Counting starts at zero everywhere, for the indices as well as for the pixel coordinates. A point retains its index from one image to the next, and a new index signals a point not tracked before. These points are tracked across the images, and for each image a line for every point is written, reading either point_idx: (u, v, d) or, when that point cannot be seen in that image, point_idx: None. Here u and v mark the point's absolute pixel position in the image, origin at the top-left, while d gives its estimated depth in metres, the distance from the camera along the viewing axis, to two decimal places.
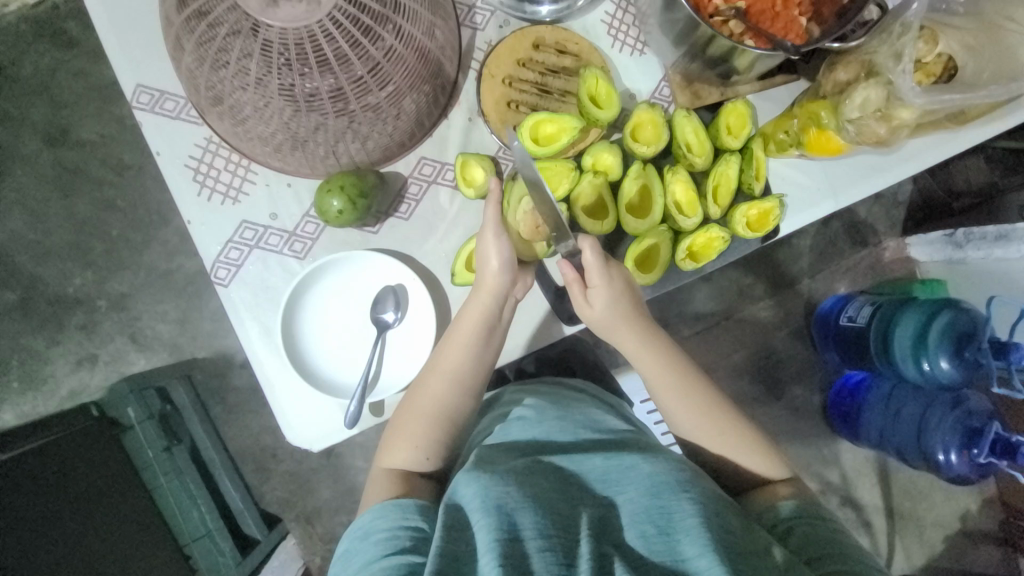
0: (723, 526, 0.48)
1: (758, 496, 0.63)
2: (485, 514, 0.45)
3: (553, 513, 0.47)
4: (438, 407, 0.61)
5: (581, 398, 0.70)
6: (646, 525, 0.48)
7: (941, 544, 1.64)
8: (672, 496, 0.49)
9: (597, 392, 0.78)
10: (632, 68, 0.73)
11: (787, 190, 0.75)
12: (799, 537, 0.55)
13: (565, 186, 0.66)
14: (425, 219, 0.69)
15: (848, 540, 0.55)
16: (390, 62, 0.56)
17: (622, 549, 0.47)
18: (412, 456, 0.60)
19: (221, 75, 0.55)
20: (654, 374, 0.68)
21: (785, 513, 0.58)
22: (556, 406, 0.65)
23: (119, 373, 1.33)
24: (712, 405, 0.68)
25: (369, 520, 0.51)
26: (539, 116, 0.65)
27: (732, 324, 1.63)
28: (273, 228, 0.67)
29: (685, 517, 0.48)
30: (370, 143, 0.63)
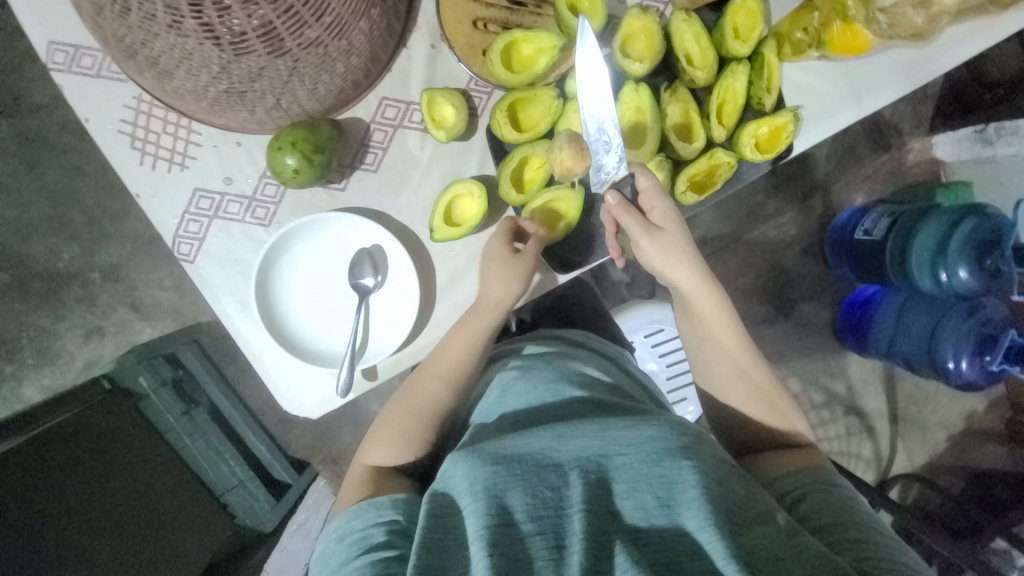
0: (724, 495, 0.47)
1: (770, 462, 0.64)
2: (475, 497, 0.46)
3: (543, 493, 0.47)
4: (431, 399, 0.61)
5: (582, 355, 0.68)
6: (642, 497, 0.47)
7: (944, 442, 1.71)
8: (672, 463, 0.48)
9: (596, 343, 0.77)
10: None
11: (803, 100, 0.66)
12: (808, 507, 0.55)
13: (548, 120, 0.59)
14: (395, 169, 0.62)
15: (860, 507, 0.54)
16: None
17: (620, 523, 0.46)
18: (391, 450, 0.60)
19: (128, 20, 0.47)
20: (706, 311, 0.70)
21: (796, 483, 0.58)
22: (552, 363, 0.63)
23: (129, 343, 1.34)
24: (750, 356, 0.70)
25: (346, 521, 0.52)
26: (515, 35, 0.55)
27: (743, 246, 1.57)
28: (230, 194, 0.62)
29: (687, 488, 0.46)
30: (321, 87, 0.56)
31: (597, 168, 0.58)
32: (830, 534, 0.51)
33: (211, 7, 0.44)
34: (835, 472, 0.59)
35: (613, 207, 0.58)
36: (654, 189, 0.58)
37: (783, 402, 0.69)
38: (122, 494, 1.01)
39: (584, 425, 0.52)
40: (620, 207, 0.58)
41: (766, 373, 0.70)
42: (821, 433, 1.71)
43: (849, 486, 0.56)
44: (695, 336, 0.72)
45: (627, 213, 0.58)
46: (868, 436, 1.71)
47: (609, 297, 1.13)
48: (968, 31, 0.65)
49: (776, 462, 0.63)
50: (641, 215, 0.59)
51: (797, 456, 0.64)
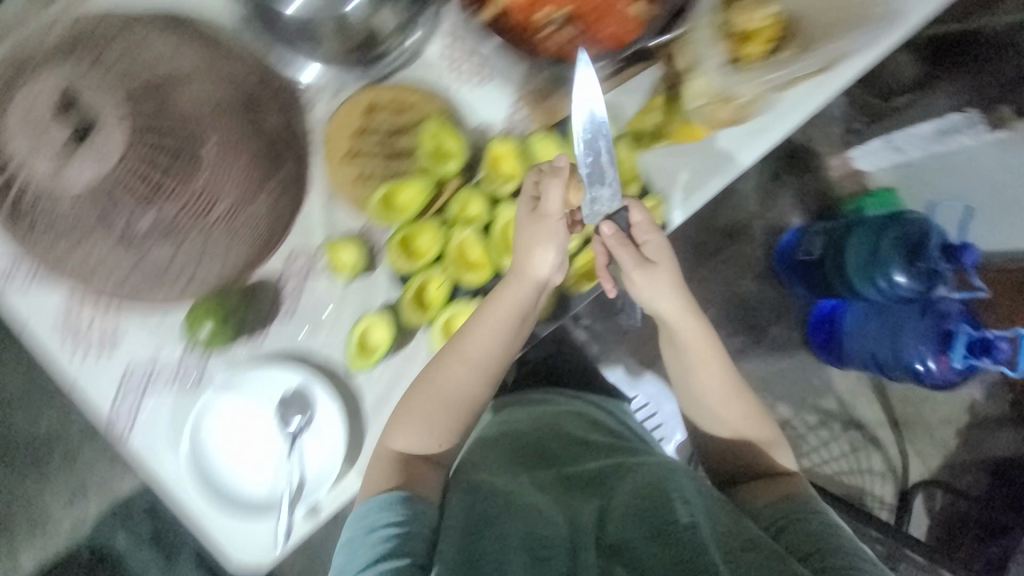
0: (708, 513, 0.61)
1: (754, 493, 0.73)
2: (508, 522, 0.58)
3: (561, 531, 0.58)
4: (464, 388, 0.65)
5: (583, 421, 0.83)
6: (641, 525, 0.58)
7: (954, 440, 1.66)
8: (666, 492, 0.63)
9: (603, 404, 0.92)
10: (479, 100, 0.69)
11: (665, 181, 0.72)
12: (790, 536, 0.64)
13: (436, 246, 0.65)
14: (310, 313, 0.67)
15: (836, 534, 0.64)
16: (211, 185, 0.57)
17: (621, 554, 0.56)
18: (415, 440, 0.64)
19: (57, 243, 0.57)
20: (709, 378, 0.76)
21: (779, 515, 0.68)
22: (563, 433, 0.79)
23: (112, 497, 1.33)
24: (728, 387, 0.76)
25: (370, 516, 0.57)
26: (390, 185, 0.63)
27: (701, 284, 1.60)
28: (160, 366, 0.66)
29: (679, 506, 0.60)
30: (229, 260, 0.61)
31: (591, 202, 0.59)
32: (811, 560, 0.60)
33: (113, 218, 0.54)
34: (819, 507, 0.68)
35: (609, 236, 0.64)
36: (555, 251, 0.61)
37: (758, 432, 0.78)
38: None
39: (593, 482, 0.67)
40: (615, 237, 0.64)
41: (747, 400, 0.77)
42: (826, 455, 1.67)
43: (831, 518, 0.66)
44: (682, 368, 0.76)
45: (620, 241, 0.63)
46: (874, 449, 1.68)
47: (569, 366, 1.15)
48: (795, 100, 0.71)
49: (761, 491, 0.73)
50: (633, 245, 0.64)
51: (776, 483, 0.73)
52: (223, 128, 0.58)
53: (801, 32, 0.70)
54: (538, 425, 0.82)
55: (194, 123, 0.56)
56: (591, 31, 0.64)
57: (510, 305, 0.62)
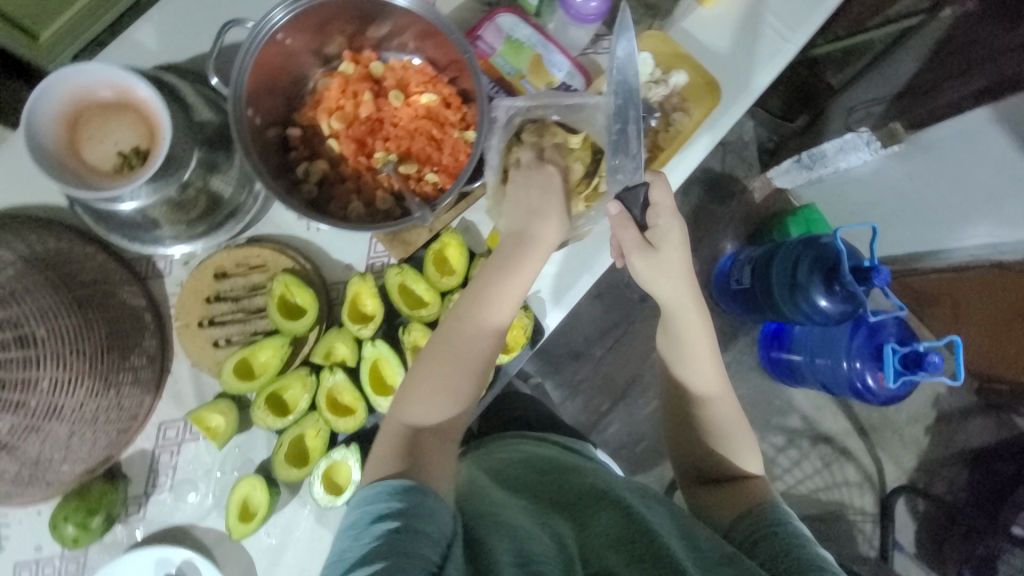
0: (684, 530, 0.59)
1: (717, 507, 0.68)
2: (503, 535, 0.52)
3: (549, 550, 0.52)
4: (482, 346, 0.59)
5: (562, 454, 0.79)
6: (625, 550, 0.55)
7: (925, 438, 1.64)
8: (648, 517, 0.59)
9: (570, 442, 0.86)
10: (336, 241, 0.70)
11: (536, 285, 0.75)
12: (765, 550, 0.58)
13: (306, 396, 0.65)
14: (188, 480, 0.66)
15: (807, 546, 0.58)
16: (37, 416, 0.52)
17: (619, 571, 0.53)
18: (433, 410, 0.58)
19: None
20: (708, 378, 0.72)
21: (748, 530, 0.62)
22: (540, 468, 0.73)
23: None
24: (721, 386, 0.73)
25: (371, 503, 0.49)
26: (247, 349, 0.63)
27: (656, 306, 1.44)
28: (43, 559, 0.65)
29: (665, 527, 0.58)
30: (83, 451, 0.60)
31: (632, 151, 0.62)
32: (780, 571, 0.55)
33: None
34: (785, 510, 0.62)
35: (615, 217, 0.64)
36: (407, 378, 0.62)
37: (741, 439, 0.72)
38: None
39: (585, 503, 0.63)
40: (617, 218, 0.64)
41: (733, 405, 0.73)
42: (802, 474, 1.64)
43: (797, 524, 0.60)
44: (673, 359, 0.73)
45: (625, 227, 0.64)
46: (848, 459, 1.64)
47: None
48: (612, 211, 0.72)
49: (726, 503, 0.67)
50: (637, 229, 0.64)
51: (745, 493, 0.68)
52: (56, 350, 0.53)
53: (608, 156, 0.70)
54: (508, 458, 0.76)
55: (19, 355, 0.50)
56: (426, 166, 0.68)
57: (527, 273, 0.61)
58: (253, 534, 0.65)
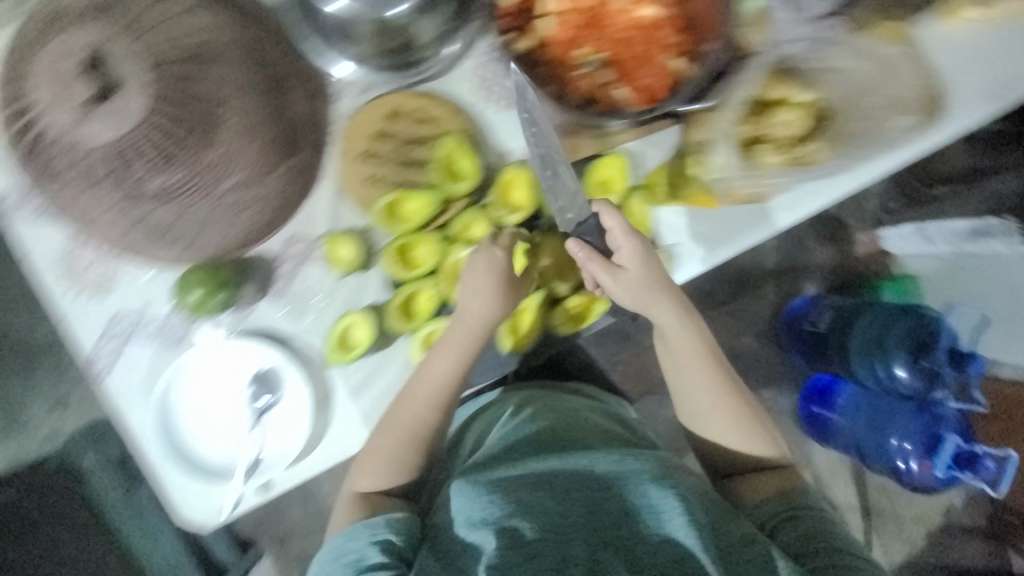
0: (709, 519, 0.59)
1: (745, 489, 0.70)
2: (497, 516, 0.58)
3: (546, 521, 0.58)
4: (428, 400, 0.65)
5: (575, 409, 0.80)
6: (626, 528, 0.58)
7: (923, 540, 1.51)
8: (659, 500, 0.60)
9: (595, 401, 0.87)
10: (503, 123, 0.68)
11: (677, 239, 0.70)
12: (791, 535, 0.62)
13: (433, 260, 0.65)
14: (297, 298, 0.68)
15: (834, 531, 0.62)
16: (219, 162, 0.57)
17: (623, 552, 0.56)
18: (375, 475, 0.66)
19: (60, 186, 0.57)
20: (709, 393, 0.70)
21: (776, 510, 0.65)
22: (540, 418, 0.76)
23: (92, 416, 1.28)
24: (729, 393, 0.71)
25: (342, 542, 0.61)
26: (398, 194, 0.63)
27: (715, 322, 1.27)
28: (145, 319, 0.66)
29: (674, 514, 0.59)
30: (229, 233, 0.63)
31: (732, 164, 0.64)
32: (810, 560, 0.59)
33: (113, 171, 0.54)
34: (813, 495, 0.66)
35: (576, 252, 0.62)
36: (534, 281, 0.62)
37: (759, 434, 0.71)
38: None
39: (570, 465, 0.65)
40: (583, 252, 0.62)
41: (748, 403, 0.71)
42: None
43: (823, 507, 0.64)
44: (680, 396, 0.73)
45: (590, 258, 0.61)
46: None
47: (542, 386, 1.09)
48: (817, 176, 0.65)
49: (756, 488, 0.69)
50: (602, 255, 0.62)
51: (774, 478, 0.70)
52: (235, 120, 0.56)
53: (831, 125, 0.68)
54: (510, 404, 0.80)
55: (218, 102, 0.55)
56: (624, 79, 0.66)
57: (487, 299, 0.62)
58: (344, 366, 0.67)
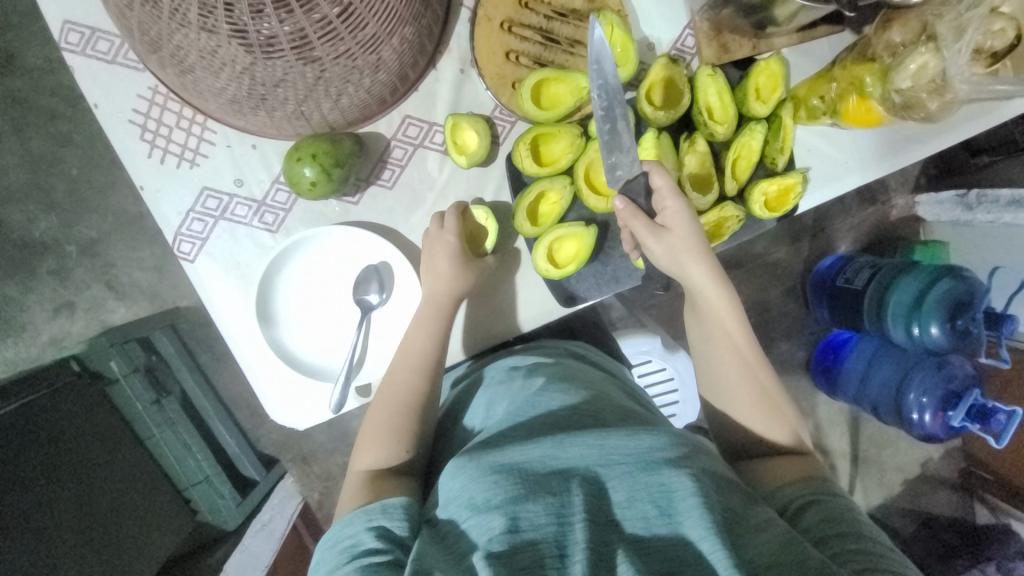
0: (724, 504, 0.43)
1: (767, 474, 0.54)
2: (485, 499, 0.42)
3: (547, 499, 0.42)
4: (404, 359, 0.58)
5: (576, 362, 0.63)
6: (634, 509, 0.43)
7: (905, 488, 1.31)
8: (666, 481, 0.43)
9: (597, 356, 0.72)
10: (653, 12, 0.63)
11: (812, 162, 0.67)
12: (811, 519, 0.46)
13: (570, 156, 0.59)
14: (410, 188, 0.62)
15: (863, 521, 0.46)
16: (364, 3, 0.46)
17: (620, 529, 0.42)
18: (383, 446, 0.54)
19: (154, 15, 0.45)
20: (735, 373, 0.60)
21: (797, 494, 0.49)
22: (540, 370, 0.58)
23: (101, 324, 1.16)
24: (757, 369, 0.60)
25: (337, 529, 0.48)
26: (546, 73, 0.57)
27: (759, 271, 1.22)
28: (239, 196, 0.60)
29: (686, 496, 0.42)
30: (344, 101, 0.54)
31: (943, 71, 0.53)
32: (832, 546, 0.43)
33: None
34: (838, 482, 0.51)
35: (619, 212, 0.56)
36: (666, 187, 0.56)
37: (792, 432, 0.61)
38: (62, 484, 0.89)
39: (578, 431, 0.48)
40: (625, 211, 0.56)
41: (770, 374, 0.60)
42: None
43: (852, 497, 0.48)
44: (701, 368, 0.63)
45: (633, 217, 0.55)
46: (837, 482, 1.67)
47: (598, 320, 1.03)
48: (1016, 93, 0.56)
49: (774, 472, 0.54)
50: (646, 216, 0.56)
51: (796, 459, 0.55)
52: None
53: None
54: (503, 360, 0.64)
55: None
56: None
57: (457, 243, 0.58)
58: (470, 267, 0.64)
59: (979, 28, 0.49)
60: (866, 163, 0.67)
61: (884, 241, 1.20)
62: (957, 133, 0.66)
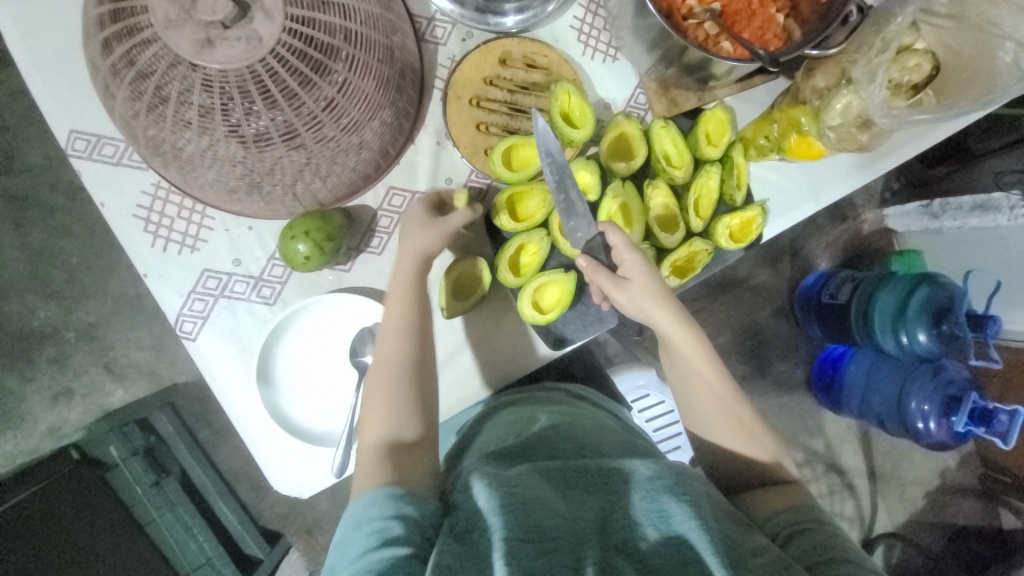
0: (724, 530, 0.44)
1: (756, 503, 0.56)
2: (502, 507, 0.42)
3: (557, 513, 0.43)
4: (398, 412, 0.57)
5: (574, 402, 0.66)
6: (638, 528, 0.44)
7: (922, 502, 1.29)
8: (665, 505, 0.45)
9: (597, 397, 0.73)
10: (605, 77, 0.70)
11: (769, 194, 0.72)
12: (802, 544, 0.48)
13: (543, 211, 0.64)
14: (398, 252, 0.66)
15: (850, 545, 0.48)
16: (345, 96, 0.52)
17: (625, 552, 0.43)
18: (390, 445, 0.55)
19: (160, 123, 0.50)
20: (718, 413, 0.60)
21: (786, 522, 0.51)
22: (541, 409, 0.61)
23: (100, 408, 1.16)
24: (731, 400, 0.61)
25: (360, 509, 0.46)
26: (513, 140, 0.63)
27: (744, 295, 1.26)
28: (237, 275, 0.64)
29: (685, 519, 0.44)
30: (332, 180, 0.59)
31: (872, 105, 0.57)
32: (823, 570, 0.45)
33: (219, 105, 0.48)
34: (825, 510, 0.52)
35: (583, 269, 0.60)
36: (624, 243, 0.59)
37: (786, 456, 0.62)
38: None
39: (581, 463, 0.50)
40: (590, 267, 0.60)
41: (750, 405, 0.61)
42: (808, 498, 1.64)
43: (839, 522, 0.50)
44: (681, 405, 0.64)
45: (596, 271, 0.60)
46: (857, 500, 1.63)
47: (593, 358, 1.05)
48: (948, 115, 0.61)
49: (764, 501, 0.55)
50: (608, 270, 0.61)
51: (783, 491, 0.56)
52: (355, 53, 0.52)
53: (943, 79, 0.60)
54: (502, 400, 0.66)
55: (341, 25, 0.50)
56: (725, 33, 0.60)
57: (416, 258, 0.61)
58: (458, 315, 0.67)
59: (893, 68, 0.57)
60: (819, 189, 0.72)
61: (859, 256, 1.25)
62: (897, 158, 0.72)
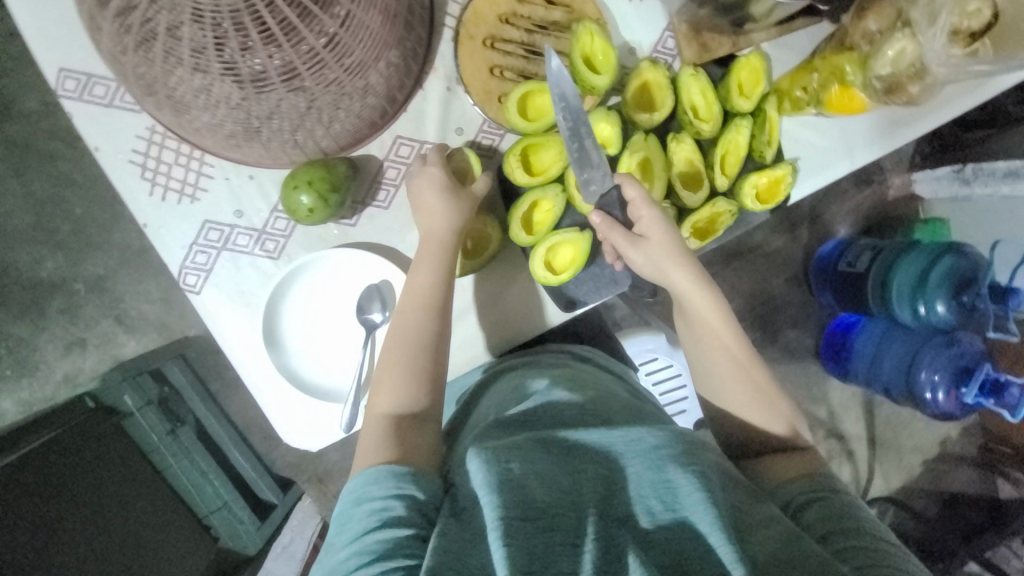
0: (731, 504, 0.44)
1: (768, 470, 0.55)
2: (498, 488, 0.41)
3: (555, 490, 0.43)
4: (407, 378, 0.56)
5: (584, 366, 0.64)
6: (642, 501, 0.43)
7: (922, 469, 1.30)
8: (671, 477, 0.43)
9: (605, 360, 0.73)
10: (632, 17, 0.64)
11: (801, 152, 0.67)
12: (813, 515, 0.47)
13: (559, 165, 0.60)
14: (405, 206, 0.63)
15: (864, 515, 0.47)
16: (348, 32, 0.48)
17: (628, 526, 0.42)
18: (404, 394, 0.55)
19: (150, 59, 0.46)
20: (732, 378, 0.59)
21: (798, 490, 0.50)
22: (547, 374, 0.60)
23: (113, 358, 1.18)
24: (745, 365, 0.60)
25: (362, 486, 0.48)
26: (530, 86, 0.59)
27: (759, 261, 1.23)
28: (239, 226, 0.62)
29: (692, 491, 0.42)
30: (335, 127, 0.56)
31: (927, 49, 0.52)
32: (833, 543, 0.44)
33: (212, 39, 0.43)
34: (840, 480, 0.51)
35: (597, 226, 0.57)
36: (642, 198, 0.56)
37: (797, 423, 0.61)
38: (81, 522, 0.89)
39: (585, 429, 0.49)
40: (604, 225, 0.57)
41: (765, 370, 0.60)
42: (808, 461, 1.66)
43: (852, 493, 0.49)
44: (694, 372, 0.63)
45: (611, 229, 0.57)
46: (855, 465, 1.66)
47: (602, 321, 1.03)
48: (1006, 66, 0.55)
49: (777, 468, 0.55)
50: (624, 228, 0.58)
51: (797, 458, 0.55)
52: None
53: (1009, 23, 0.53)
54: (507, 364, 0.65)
55: None
56: None
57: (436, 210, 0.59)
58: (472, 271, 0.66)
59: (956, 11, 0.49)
60: (854, 148, 0.67)
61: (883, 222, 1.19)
62: (943, 116, 0.67)
